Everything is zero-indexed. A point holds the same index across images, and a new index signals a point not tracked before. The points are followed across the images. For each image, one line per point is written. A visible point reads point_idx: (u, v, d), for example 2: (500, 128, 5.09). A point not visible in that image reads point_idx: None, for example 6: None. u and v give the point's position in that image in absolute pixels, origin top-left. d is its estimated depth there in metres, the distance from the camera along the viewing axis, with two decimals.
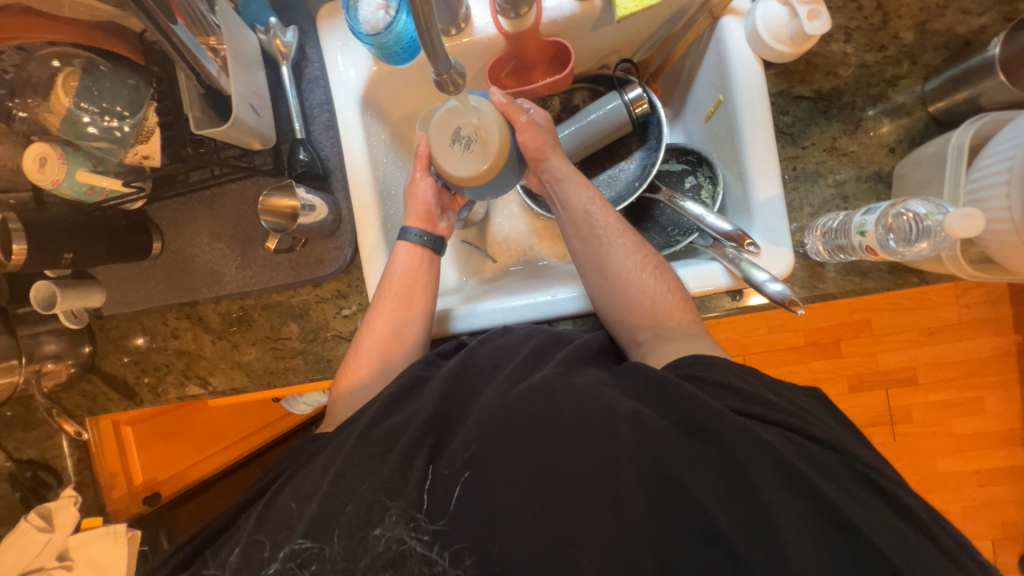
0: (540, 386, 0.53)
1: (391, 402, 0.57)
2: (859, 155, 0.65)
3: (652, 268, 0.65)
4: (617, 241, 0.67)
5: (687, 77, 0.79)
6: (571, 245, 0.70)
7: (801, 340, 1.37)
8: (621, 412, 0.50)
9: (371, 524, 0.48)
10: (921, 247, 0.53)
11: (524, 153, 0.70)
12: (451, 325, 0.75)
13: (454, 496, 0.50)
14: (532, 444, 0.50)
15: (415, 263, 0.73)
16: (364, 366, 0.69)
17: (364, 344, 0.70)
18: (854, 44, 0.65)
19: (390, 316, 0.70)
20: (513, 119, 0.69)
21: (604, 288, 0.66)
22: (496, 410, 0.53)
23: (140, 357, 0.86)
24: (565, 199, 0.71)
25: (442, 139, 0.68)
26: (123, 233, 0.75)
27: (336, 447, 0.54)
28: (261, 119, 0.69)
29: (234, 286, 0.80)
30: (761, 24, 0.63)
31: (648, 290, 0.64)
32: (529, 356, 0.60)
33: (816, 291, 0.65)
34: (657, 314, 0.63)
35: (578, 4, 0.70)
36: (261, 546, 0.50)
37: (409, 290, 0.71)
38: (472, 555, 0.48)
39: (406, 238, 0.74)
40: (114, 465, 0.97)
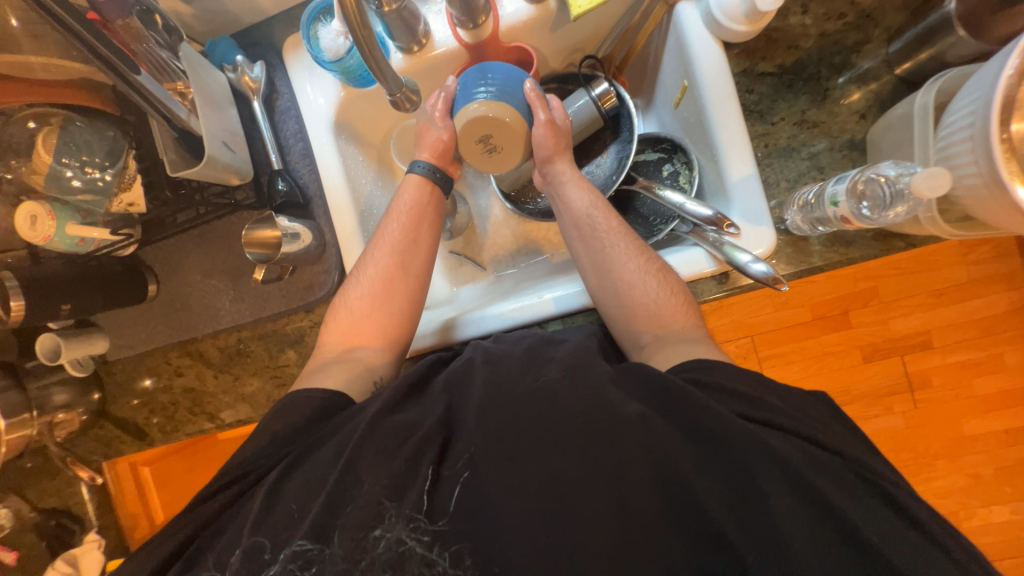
0: (543, 394, 0.53)
1: (393, 403, 0.56)
2: (831, 125, 0.65)
3: (655, 271, 0.65)
4: (619, 243, 0.68)
5: (653, 66, 0.79)
6: (573, 246, 0.72)
7: (808, 316, 1.34)
8: (625, 417, 0.50)
9: (371, 525, 0.47)
10: (897, 211, 0.52)
11: (537, 150, 0.74)
12: (450, 334, 0.75)
13: (454, 497, 0.49)
14: (531, 446, 0.50)
15: (423, 200, 0.75)
16: (364, 297, 0.70)
17: (367, 274, 0.71)
18: (812, 15, 0.64)
19: (395, 247, 0.72)
20: (534, 111, 0.71)
21: (607, 291, 0.67)
22: (496, 415, 0.53)
23: (149, 397, 0.88)
24: (567, 203, 0.73)
25: (474, 151, 0.70)
26: (117, 279, 0.77)
27: (335, 445, 0.53)
28: (236, 155, 0.70)
29: (229, 320, 0.81)
30: (716, 8, 0.62)
31: (650, 292, 0.64)
32: (523, 357, 0.60)
33: (803, 265, 0.65)
34: (660, 317, 0.63)
35: (534, 8, 0.71)
36: (262, 549, 0.48)
37: (415, 225, 0.73)
38: (472, 555, 0.47)
39: (414, 171, 0.76)
40: (133, 507, 0.95)
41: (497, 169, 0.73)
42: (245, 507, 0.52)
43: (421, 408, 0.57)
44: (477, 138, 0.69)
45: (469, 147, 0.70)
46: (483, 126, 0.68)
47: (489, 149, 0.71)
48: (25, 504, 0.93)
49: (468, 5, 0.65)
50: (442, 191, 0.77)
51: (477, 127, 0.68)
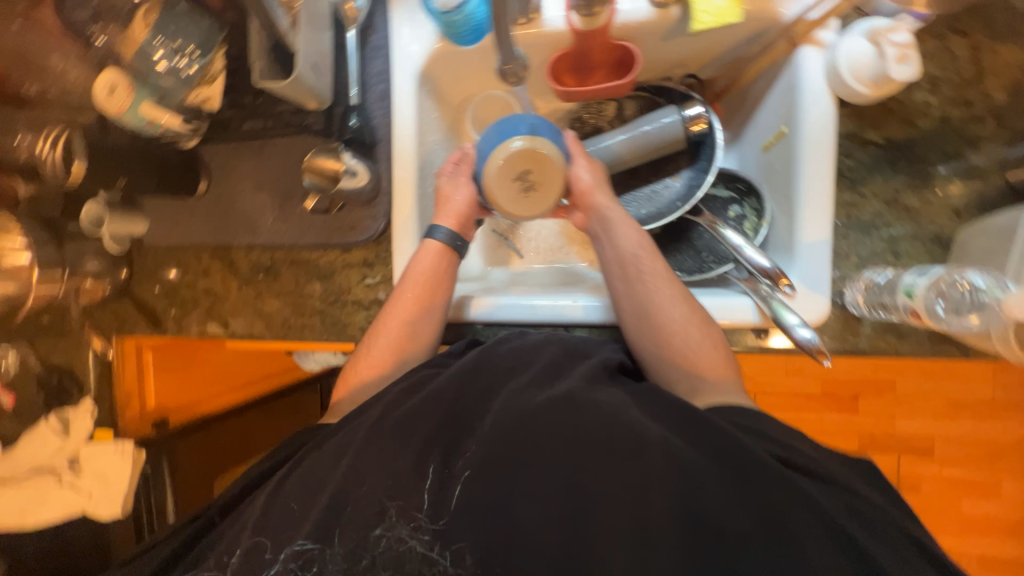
0: (568, 399, 0.53)
1: (404, 395, 0.59)
2: (921, 213, 0.62)
3: (698, 323, 0.63)
4: (663, 289, 0.65)
5: (752, 103, 0.75)
6: (613, 284, 0.68)
7: (817, 390, 1.32)
8: (644, 438, 0.49)
9: (372, 525, 0.49)
10: (971, 320, 0.50)
11: (574, 184, 0.71)
12: (466, 313, 0.75)
13: (454, 496, 0.50)
14: (558, 452, 0.49)
15: (440, 268, 0.72)
16: (375, 366, 0.69)
17: (377, 342, 0.70)
18: (939, 96, 0.61)
19: (405, 313, 0.70)
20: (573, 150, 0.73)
21: (644, 337, 0.65)
22: (516, 414, 0.52)
23: (171, 288, 0.88)
24: (613, 239, 0.69)
25: (510, 189, 0.67)
26: (174, 169, 0.80)
27: (346, 437, 0.56)
28: (321, 80, 0.69)
29: (268, 236, 0.82)
30: (843, 60, 0.59)
31: (692, 344, 0.62)
32: (547, 367, 0.58)
33: (847, 344, 0.63)
34: (700, 369, 0.62)
35: (653, 12, 0.67)
36: (269, 529, 0.51)
37: (429, 293, 0.70)
38: (472, 555, 0.48)
39: (434, 236, 0.72)
40: (131, 386, 1.00)
41: (534, 211, 0.68)
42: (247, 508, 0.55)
43: (434, 388, 0.57)
44: (517, 175, 0.66)
45: (507, 190, 0.67)
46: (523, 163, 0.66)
47: (528, 189, 0.67)
48: (34, 356, 0.96)
49: None
50: (456, 254, 0.73)
51: (517, 164, 0.66)
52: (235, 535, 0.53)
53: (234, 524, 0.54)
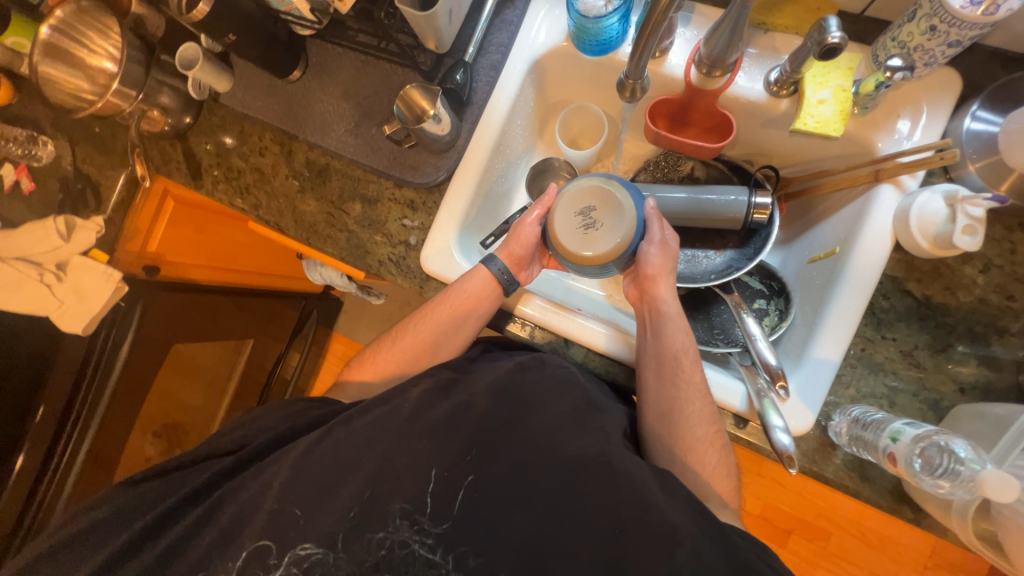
0: (602, 461, 0.61)
1: (430, 395, 0.68)
2: (928, 377, 0.63)
3: (717, 446, 0.67)
4: (695, 405, 0.67)
5: (816, 216, 0.78)
6: (647, 379, 0.70)
7: (756, 509, 1.43)
8: (668, 526, 0.56)
9: (377, 529, 0.60)
10: (941, 484, 0.51)
11: (644, 266, 0.72)
12: (512, 301, 0.78)
13: (455, 505, 0.61)
14: (601, 511, 0.59)
15: (483, 294, 0.75)
16: (394, 359, 0.78)
17: (405, 339, 0.79)
18: (987, 278, 0.63)
19: (438, 324, 0.77)
20: (651, 229, 0.73)
21: (665, 439, 0.69)
22: (554, 460, 0.63)
23: (223, 152, 0.91)
24: (662, 336, 0.70)
25: (570, 223, 0.71)
26: (279, 48, 0.82)
27: (379, 421, 0.66)
28: (449, 26, 0.72)
29: (333, 143, 0.84)
30: (914, 210, 0.62)
31: (706, 466, 0.66)
32: (569, 419, 0.66)
33: (814, 466, 0.65)
34: (708, 490, 0.66)
35: (766, 97, 0.70)
36: (294, 502, 0.62)
37: (463, 313, 0.75)
38: (476, 558, 0.59)
39: (489, 266, 0.75)
40: (142, 226, 1.05)
41: (598, 243, 0.70)
42: (272, 467, 0.65)
43: (466, 401, 0.67)
44: (577, 214, 0.71)
45: (568, 223, 0.71)
46: (581, 203, 0.71)
47: (588, 226, 0.71)
48: (70, 155, 0.99)
49: (720, 55, 0.66)
50: (504, 293, 0.76)
51: (573, 206, 0.71)
52: (261, 490, 0.64)
53: (262, 475, 0.65)
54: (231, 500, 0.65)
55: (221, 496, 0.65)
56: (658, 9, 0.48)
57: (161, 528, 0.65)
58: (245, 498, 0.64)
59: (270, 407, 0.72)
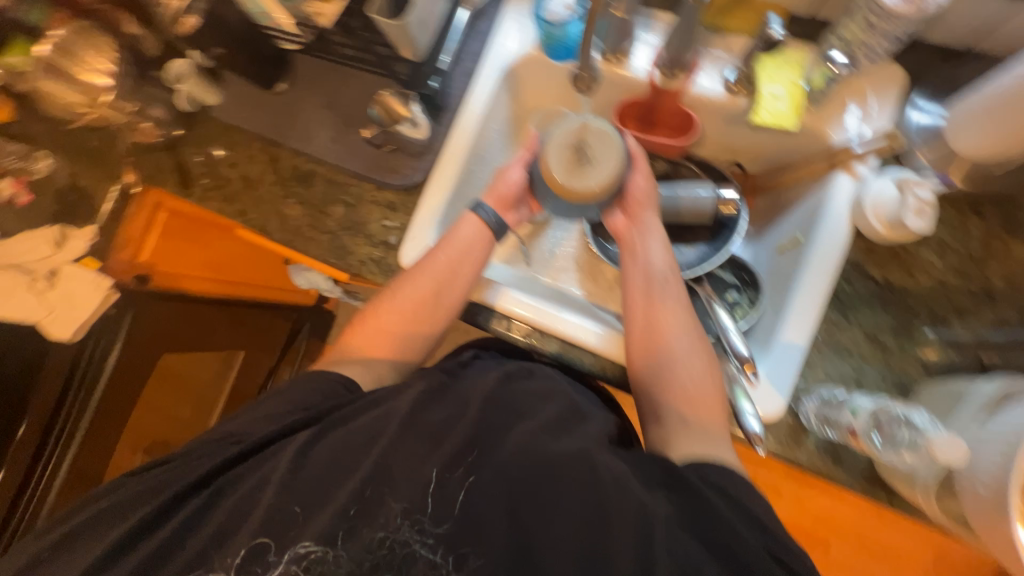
0: (584, 460, 0.58)
1: (425, 398, 0.65)
2: (893, 358, 0.64)
3: (703, 359, 0.65)
4: (680, 318, 0.67)
5: (783, 207, 0.80)
6: (632, 294, 0.70)
7: None
8: (642, 508, 0.53)
9: (378, 527, 0.58)
10: (902, 456, 0.52)
11: (632, 191, 0.73)
12: (496, 297, 0.78)
13: (457, 502, 0.58)
14: (580, 507, 0.56)
15: (471, 234, 0.75)
16: (393, 313, 0.73)
17: (403, 291, 0.73)
18: (944, 261, 0.65)
19: (435, 273, 0.73)
20: (636, 161, 0.73)
21: (648, 353, 0.67)
22: (542, 460, 0.59)
23: (212, 162, 0.93)
24: (645, 252, 0.71)
25: (564, 160, 0.70)
26: (267, 62, 0.86)
27: (379, 420, 0.63)
28: (424, 36, 0.77)
29: (317, 150, 0.88)
30: (870, 198, 0.64)
31: (692, 378, 0.64)
32: (553, 419, 0.63)
33: (788, 451, 0.65)
34: (690, 405, 0.63)
35: (725, 94, 0.74)
36: (291, 504, 0.60)
37: (460, 259, 0.74)
38: (478, 560, 0.56)
39: (477, 212, 0.76)
40: (132, 236, 1.03)
41: (596, 177, 0.69)
42: (274, 457, 0.62)
43: (467, 394, 0.67)
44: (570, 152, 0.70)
45: (562, 160, 0.70)
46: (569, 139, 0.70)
47: (581, 159, 0.69)
48: (66, 167, 1.01)
49: (678, 56, 0.69)
50: (494, 238, 0.77)
51: (565, 146, 0.70)
52: (261, 482, 0.61)
53: (263, 466, 0.62)
54: (229, 494, 0.62)
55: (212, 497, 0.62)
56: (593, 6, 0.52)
57: (145, 533, 0.60)
58: (241, 496, 0.61)
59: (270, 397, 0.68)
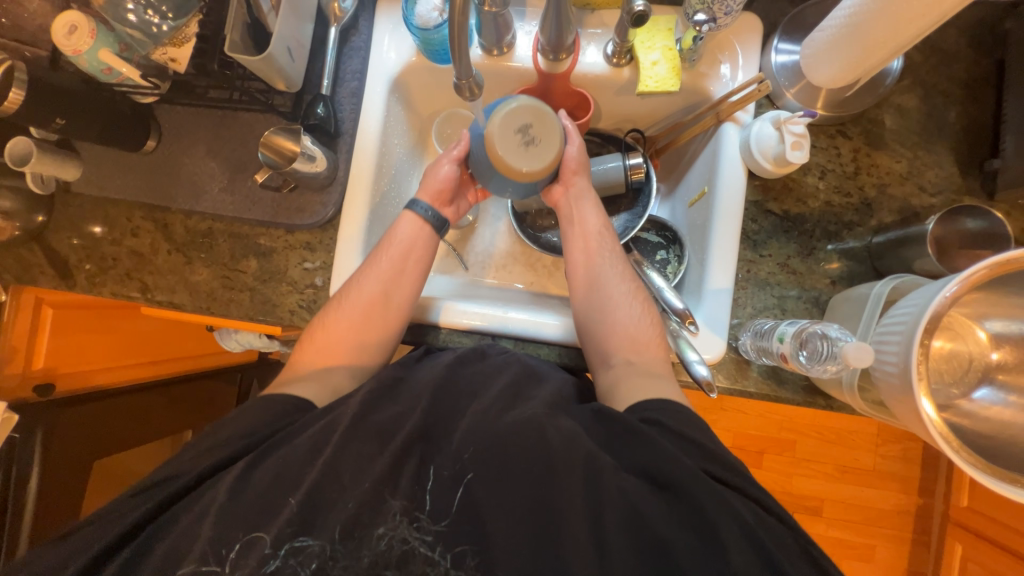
0: (534, 429, 0.55)
1: (375, 397, 0.59)
2: (805, 279, 0.71)
3: (641, 300, 0.71)
4: (616, 267, 0.73)
5: (686, 163, 0.85)
6: (573, 254, 0.76)
7: (729, 442, 1.54)
8: (590, 457, 0.53)
9: (376, 523, 0.52)
10: (827, 366, 0.58)
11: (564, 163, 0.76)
12: (440, 315, 0.77)
13: (454, 500, 0.53)
14: (525, 479, 0.53)
15: (416, 238, 0.75)
16: (341, 324, 0.69)
17: (349, 300, 0.70)
18: (826, 183, 0.72)
19: (379, 276, 0.71)
20: (569, 134, 0.74)
21: (590, 301, 0.72)
22: (490, 438, 0.55)
23: (91, 243, 0.83)
24: (581, 214, 0.75)
25: (509, 142, 0.65)
26: (124, 122, 0.77)
27: (324, 430, 0.56)
28: (294, 64, 0.72)
29: (210, 205, 0.81)
30: (754, 141, 0.69)
31: (633, 318, 0.69)
32: (505, 393, 0.61)
33: (737, 384, 0.71)
34: (632, 345, 0.68)
35: (608, 68, 0.76)
36: (229, 540, 0.50)
37: (401, 260, 0.73)
38: (474, 558, 0.51)
39: (413, 210, 0.76)
40: (18, 341, 0.93)
41: (542, 161, 0.67)
42: (214, 487, 0.53)
43: (413, 389, 0.61)
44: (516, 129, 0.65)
45: (508, 141, 0.65)
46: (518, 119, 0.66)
47: (527, 142, 0.66)
48: None
49: (558, 40, 0.70)
50: (437, 233, 0.78)
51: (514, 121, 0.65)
52: (201, 513, 0.51)
53: (204, 497, 0.53)
54: (164, 536, 0.52)
55: None
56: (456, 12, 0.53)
57: None
58: (174, 538, 0.51)
59: (207, 429, 0.59)
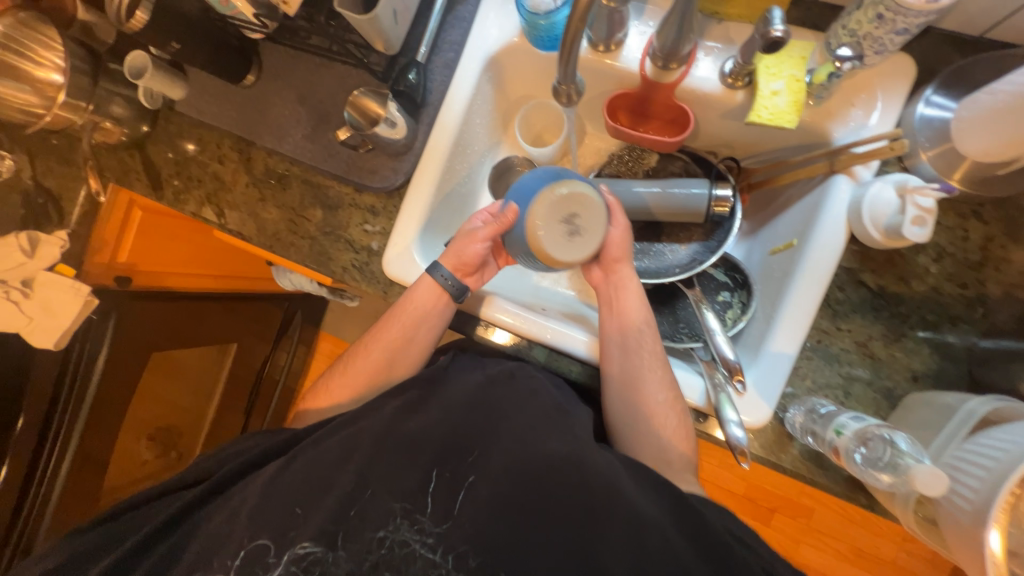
0: (572, 464, 0.60)
1: (402, 410, 0.66)
2: (883, 365, 0.64)
3: (677, 412, 0.68)
4: (656, 372, 0.68)
5: (778, 206, 0.77)
6: (610, 349, 0.70)
7: (741, 491, 1.47)
8: (633, 511, 0.57)
9: (380, 526, 0.59)
10: (882, 476, 0.53)
11: (609, 248, 0.72)
12: (477, 306, 0.77)
13: (457, 501, 0.60)
14: (568, 516, 0.58)
15: (429, 305, 0.74)
16: (355, 379, 0.76)
17: (361, 358, 0.76)
18: (939, 267, 0.63)
19: (389, 341, 0.75)
20: (614, 213, 0.71)
21: (626, 405, 0.69)
22: (534, 463, 0.61)
23: (182, 160, 0.88)
24: (624, 309, 0.71)
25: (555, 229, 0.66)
26: (229, 54, 0.79)
27: (350, 437, 0.64)
28: (397, 28, 0.71)
29: (291, 148, 0.83)
30: (867, 202, 0.61)
31: (667, 430, 0.67)
32: (532, 422, 0.64)
33: (772, 456, 0.66)
34: (664, 455, 0.67)
35: (721, 88, 0.69)
36: (255, 534, 0.59)
37: (412, 327, 0.74)
38: (476, 558, 0.57)
39: (433, 274, 0.73)
40: (108, 235, 1.02)
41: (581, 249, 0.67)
42: (242, 492, 0.64)
43: (445, 401, 0.67)
44: (564, 215, 0.66)
45: (554, 232, 0.66)
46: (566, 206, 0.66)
47: (572, 231, 0.66)
48: (30, 170, 0.98)
49: (673, 48, 0.64)
50: (454, 301, 0.74)
51: (559, 209, 0.66)
52: (232, 510, 0.63)
53: (232, 499, 0.64)
54: (205, 523, 0.64)
55: (196, 522, 0.65)
56: (576, 17, 0.49)
57: (149, 545, 0.64)
58: (214, 526, 0.63)
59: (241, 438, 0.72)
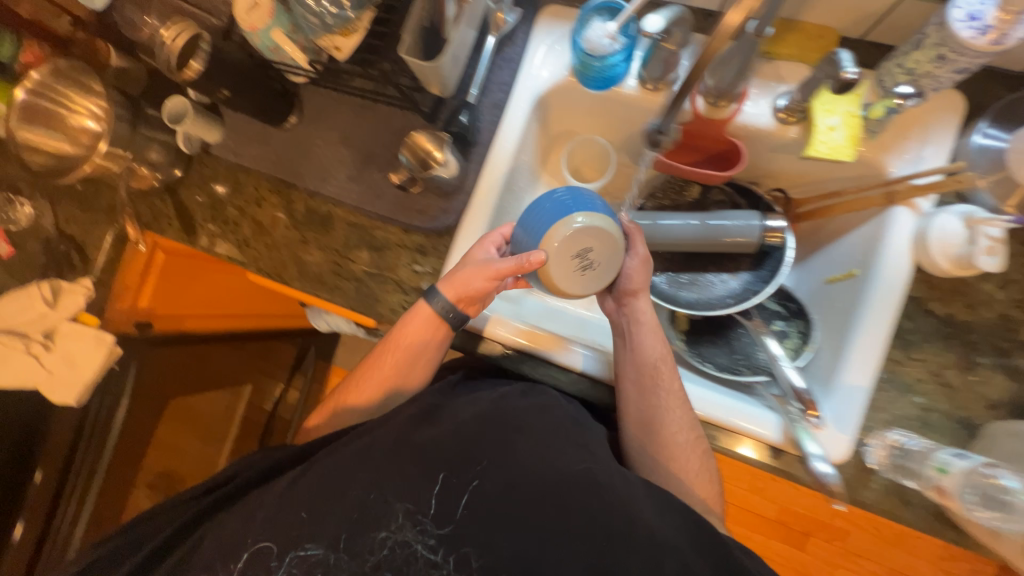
0: (588, 482, 0.61)
1: (413, 421, 0.66)
2: (959, 395, 0.63)
3: (698, 450, 0.67)
4: (675, 411, 0.67)
5: (829, 235, 0.78)
6: (626, 386, 0.69)
7: (772, 514, 1.44)
8: (651, 533, 0.58)
9: (380, 527, 0.60)
10: (990, 510, 0.56)
11: (624, 280, 0.68)
12: (486, 328, 0.73)
13: (460, 505, 0.61)
14: (582, 536, 0.59)
15: (426, 334, 0.70)
16: (358, 409, 0.74)
17: (363, 389, 0.73)
18: (1006, 294, 0.64)
19: (388, 371, 0.72)
20: (634, 245, 0.67)
21: (644, 442, 0.69)
22: (548, 477, 0.62)
23: (215, 202, 0.86)
24: (639, 345, 0.69)
25: (566, 264, 0.61)
26: (274, 99, 0.79)
27: (364, 448, 0.64)
28: (454, 73, 0.71)
29: (335, 190, 0.81)
30: (934, 233, 0.62)
31: (688, 467, 0.67)
32: (555, 441, 0.65)
33: (857, 494, 0.64)
34: (686, 489, 0.68)
35: (774, 124, 0.71)
36: (275, 541, 0.60)
37: (412, 357, 0.71)
38: (477, 559, 0.59)
39: (431, 301, 0.68)
40: (131, 281, 0.97)
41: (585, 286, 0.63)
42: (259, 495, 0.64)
43: (456, 419, 0.66)
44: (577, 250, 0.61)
45: (565, 263, 0.61)
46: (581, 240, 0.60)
47: (583, 266, 0.62)
48: (51, 216, 0.94)
49: (727, 87, 0.66)
50: (453, 329, 0.70)
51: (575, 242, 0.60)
52: (250, 514, 0.62)
53: (249, 502, 0.64)
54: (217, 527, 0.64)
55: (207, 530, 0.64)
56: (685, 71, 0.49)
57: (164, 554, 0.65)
58: (229, 530, 0.62)
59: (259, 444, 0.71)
